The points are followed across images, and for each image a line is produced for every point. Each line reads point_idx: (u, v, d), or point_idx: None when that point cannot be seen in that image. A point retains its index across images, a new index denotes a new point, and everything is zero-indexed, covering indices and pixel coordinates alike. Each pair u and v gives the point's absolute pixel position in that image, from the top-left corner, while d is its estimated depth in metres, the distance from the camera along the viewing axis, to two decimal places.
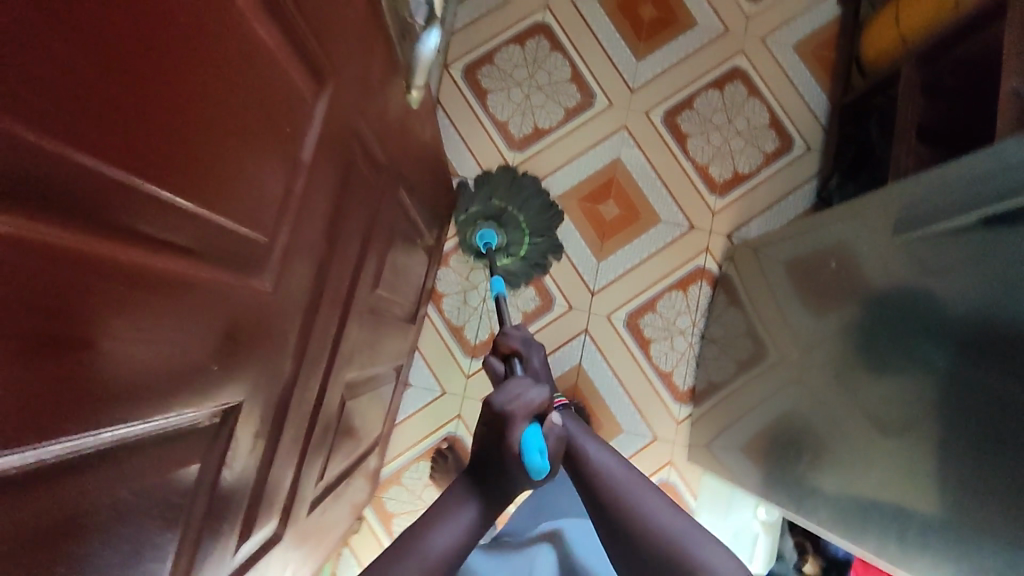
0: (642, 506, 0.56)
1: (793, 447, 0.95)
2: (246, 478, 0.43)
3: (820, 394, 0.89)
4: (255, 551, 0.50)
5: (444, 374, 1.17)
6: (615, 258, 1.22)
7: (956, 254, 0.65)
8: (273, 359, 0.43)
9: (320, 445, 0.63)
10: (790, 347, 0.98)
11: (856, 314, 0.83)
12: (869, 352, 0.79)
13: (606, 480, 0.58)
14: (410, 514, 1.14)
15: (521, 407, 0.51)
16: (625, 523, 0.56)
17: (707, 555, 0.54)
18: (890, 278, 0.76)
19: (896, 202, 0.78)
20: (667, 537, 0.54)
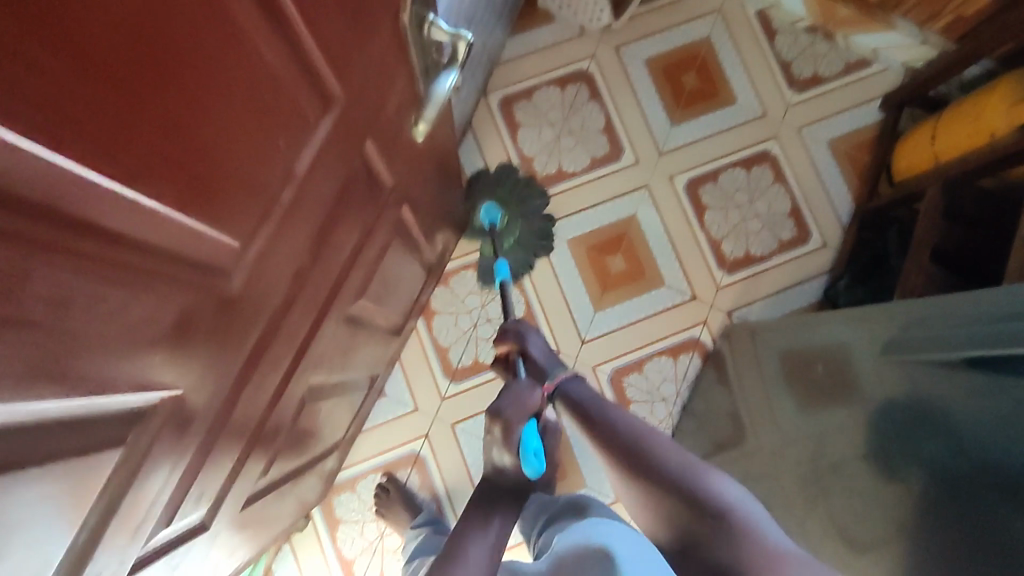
0: (643, 450, 0.55)
1: None
2: (179, 463, 0.43)
3: (795, 497, 0.87)
4: (176, 536, 0.50)
5: (420, 390, 1.17)
6: (612, 311, 1.21)
7: (949, 385, 0.64)
8: (230, 355, 0.43)
9: (270, 440, 0.63)
10: (769, 440, 0.97)
11: (837, 423, 0.82)
12: (846, 466, 0.77)
13: (613, 433, 0.59)
14: (356, 524, 1.12)
15: (517, 409, 0.61)
16: (631, 466, 0.55)
17: (716, 482, 0.51)
18: (875, 394, 0.76)
19: (896, 319, 0.77)
20: (671, 467, 0.53)
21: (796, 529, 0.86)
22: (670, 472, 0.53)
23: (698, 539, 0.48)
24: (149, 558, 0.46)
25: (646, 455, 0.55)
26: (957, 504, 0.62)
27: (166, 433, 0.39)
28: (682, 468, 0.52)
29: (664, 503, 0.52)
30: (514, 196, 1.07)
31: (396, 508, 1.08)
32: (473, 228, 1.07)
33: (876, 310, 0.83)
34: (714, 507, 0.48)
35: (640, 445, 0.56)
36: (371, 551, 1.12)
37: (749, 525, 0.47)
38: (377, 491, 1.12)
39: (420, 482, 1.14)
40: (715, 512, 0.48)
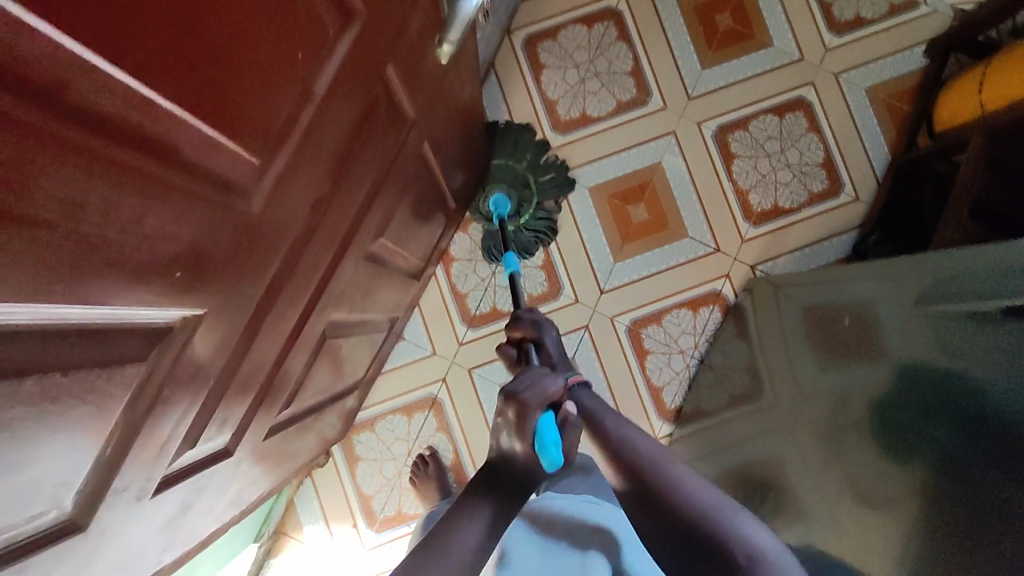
0: (665, 477, 0.52)
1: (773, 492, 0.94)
2: (202, 383, 0.44)
3: (809, 450, 0.87)
4: (202, 457, 0.51)
5: (438, 336, 1.18)
6: (633, 262, 1.19)
7: (975, 338, 0.63)
8: (253, 279, 0.43)
9: (291, 373, 0.63)
10: (787, 395, 0.97)
11: (862, 379, 0.81)
12: (872, 421, 0.77)
13: (629, 448, 0.55)
14: (375, 462, 1.15)
15: (536, 395, 0.54)
16: (649, 491, 0.52)
17: (743, 524, 0.48)
18: (906, 351, 0.74)
19: (929, 272, 0.75)
20: (698, 505, 0.49)
21: (815, 480, 0.85)
22: (697, 510, 0.49)
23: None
24: (177, 475, 0.47)
25: (669, 484, 0.51)
26: (973, 458, 0.61)
27: (191, 355, 0.40)
28: (709, 502, 0.49)
29: (682, 539, 0.49)
30: (524, 179, 1.09)
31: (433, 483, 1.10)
32: (482, 213, 1.08)
33: (906, 263, 0.81)
34: (747, 555, 0.47)
35: (663, 470, 0.52)
36: (390, 488, 1.15)
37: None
38: (416, 463, 1.14)
39: (437, 425, 1.16)
40: (746, 560, 0.47)
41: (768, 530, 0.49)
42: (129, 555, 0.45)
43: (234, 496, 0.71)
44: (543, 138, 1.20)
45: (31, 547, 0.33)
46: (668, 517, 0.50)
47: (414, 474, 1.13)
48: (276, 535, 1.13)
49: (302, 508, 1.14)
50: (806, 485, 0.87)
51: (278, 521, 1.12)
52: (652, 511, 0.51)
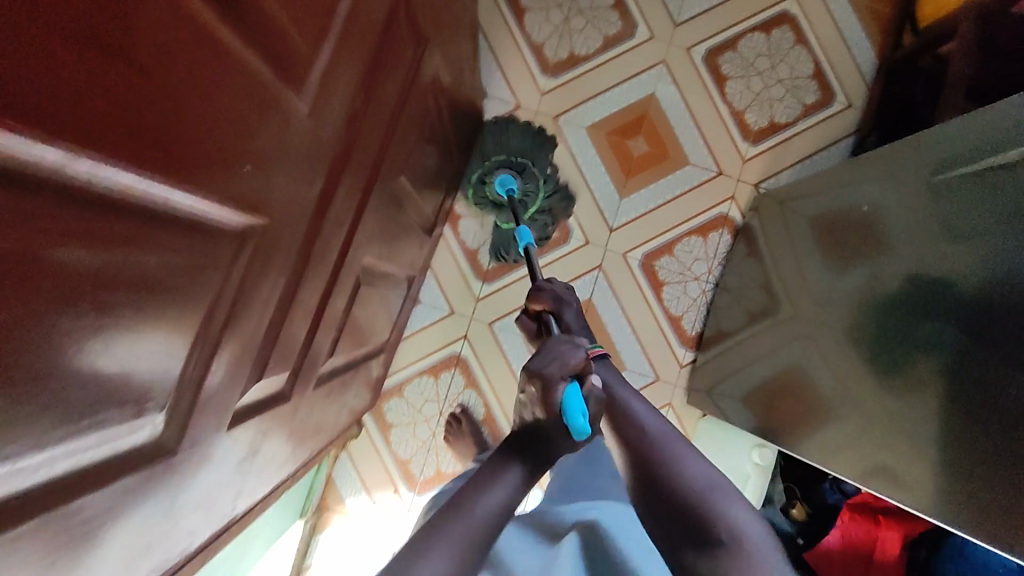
0: (668, 456, 0.59)
1: (807, 395, 0.95)
2: (264, 311, 0.43)
3: (834, 349, 0.89)
4: (265, 398, 0.50)
5: (454, 294, 1.17)
6: (639, 196, 1.19)
7: (981, 194, 0.63)
8: (304, 196, 0.43)
9: (336, 319, 0.62)
10: (807, 301, 0.98)
11: (882, 268, 0.81)
12: (893, 307, 0.77)
13: (639, 426, 0.63)
14: (409, 427, 1.15)
15: (557, 368, 0.57)
16: (650, 462, 0.60)
17: (733, 509, 0.55)
18: (919, 233, 0.74)
19: (933, 149, 0.74)
20: (696, 487, 0.56)
21: (843, 377, 0.86)
22: (693, 489, 0.56)
23: (691, 546, 0.55)
24: (246, 414, 0.46)
25: (665, 459, 0.59)
26: (991, 313, 0.62)
27: (249, 270, 0.39)
28: (701, 481, 0.57)
29: (670, 511, 0.57)
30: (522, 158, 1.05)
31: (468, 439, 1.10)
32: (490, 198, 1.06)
33: (908, 148, 0.81)
34: (727, 528, 0.54)
35: (663, 450, 0.60)
36: (426, 451, 1.14)
37: (752, 554, 0.52)
38: (449, 420, 1.14)
39: (465, 382, 1.16)
40: (726, 533, 0.54)
41: (755, 513, 0.56)
42: (206, 496, 0.45)
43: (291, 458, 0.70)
44: (534, 83, 1.18)
45: (112, 470, 0.32)
46: (662, 493, 0.58)
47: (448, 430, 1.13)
48: (320, 510, 1.13)
49: (342, 481, 1.14)
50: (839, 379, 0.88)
51: (320, 497, 1.12)
52: (649, 490, 0.59)
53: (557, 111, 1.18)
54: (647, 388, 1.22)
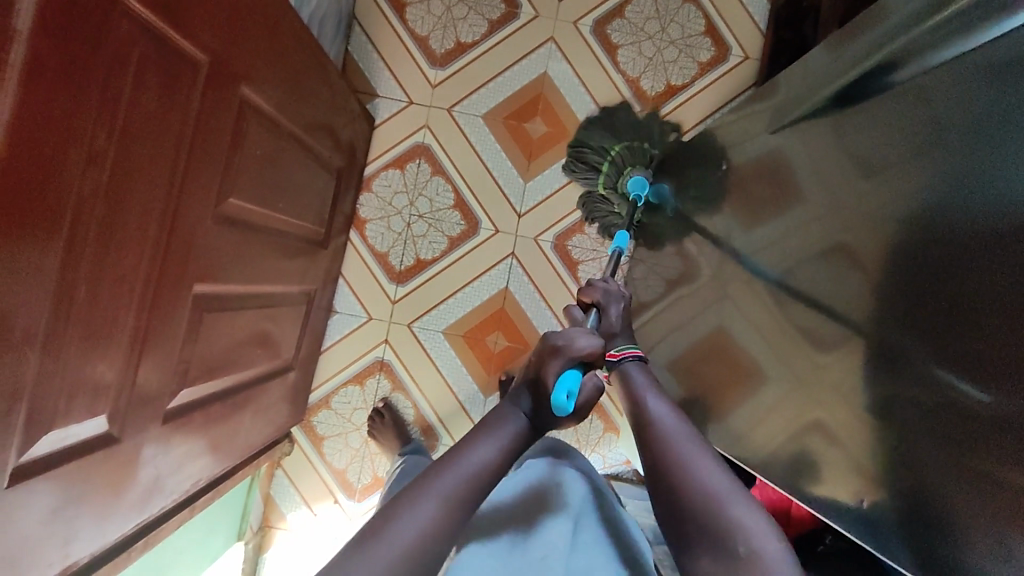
0: (677, 458, 0.55)
1: (721, 359, 0.94)
2: (25, 367, 0.43)
3: (748, 311, 0.87)
4: (77, 446, 0.50)
5: (369, 300, 1.16)
6: (542, 178, 1.17)
7: (897, 139, 0.61)
8: (42, 246, 0.42)
9: (175, 352, 0.62)
10: (719, 264, 0.96)
11: (784, 224, 0.80)
12: (795, 257, 0.76)
13: (658, 428, 0.58)
14: (341, 436, 1.15)
15: (567, 348, 0.56)
16: (662, 468, 0.55)
17: (744, 516, 0.50)
18: (824, 187, 0.72)
19: (838, 80, 0.74)
20: (705, 494, 0.51)
21: (752, 339, 0.85)
22: (703, 493, 0.52)
23: (707, 568, 0.50)
24: (46, 466, 0.47)
25: (681, 470, 0.53)
26: (909, 266, 0.58)
27: None
28: (717, 489, 0.52)
29: (685, 527, 0.52)
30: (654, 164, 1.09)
31: (389, 434, 1.09)
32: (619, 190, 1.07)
33: (813, 83, 0.80)
34: (746, 544, 0.49)
35: (675, 452, 0.55)
36: (360, 458, 1.15)
37: (773, 573, 0.47)
38: (372, 415, 1.13)
39: (391, 386, 1.16)
40: (736, 541, 0.49)
41: (776, 529, 0.50)
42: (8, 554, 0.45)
43: (173, 492, 0.70)
44: (422, 77, 1.16)
45: None
46: (675, 502, 0.53)
47: (371, 426, 1.12)
48: (263, 529, 1.14)
49: (281, 498, 1.15)
50: (747, 338, 0.87)
51: (260, 516, 1.13)
52: (662, 498, 0.54)
53: (449, 102, 1.17)
54: None
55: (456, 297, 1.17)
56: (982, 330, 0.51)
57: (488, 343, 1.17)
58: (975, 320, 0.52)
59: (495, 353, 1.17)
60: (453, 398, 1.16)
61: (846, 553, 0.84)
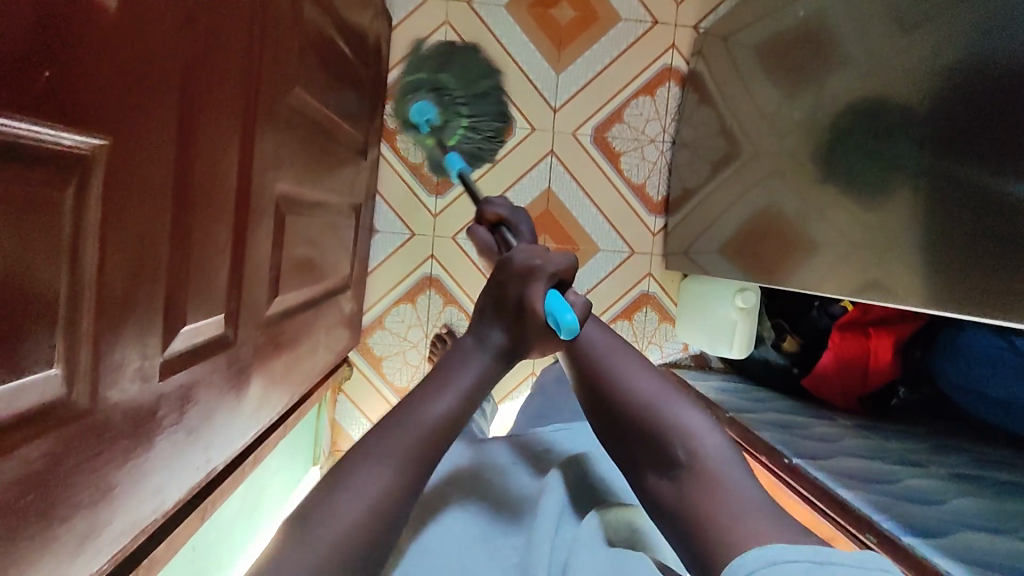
0: (604, 372, 0.47)
1: (772, 237, 0.90)
2: (159, 250, 0.40)
3: (795, 182, 0.84)
4: (203, 346, 0.47)
5: (410, 215, 1.12)
6: (575, 68, 1.12)
7: None
8: (159, 112, 0.39)
9: (267, 254, 0.59)
10: (763, 136, 0.92)
11: (832, 82, 0.76)
12: (846, 110, 0.72)
13: (581, 346, 0.49)
14: (399, 355, 1.14)
15: (545, 265, 0.47)
16: (591, 389, 0.48)
17: (682, 417, 0.44)
18: (866, 43, 0.69)
19: None
20: (637, 403, 0.45)
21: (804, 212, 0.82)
22: (637, 407, 0.45)
23: (653, 483, 0.44)
24: (184, 363, 0.44)
25: (610, 380, 0.47)
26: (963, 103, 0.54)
27: (118, 193, 0.35)
28: (652, 394, 0.45)
29: (627, 447, 0.46)
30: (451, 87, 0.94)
31: None
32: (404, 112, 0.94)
33: None
34: (687, 449, 0.43)
35: (604, 368, 0.47)
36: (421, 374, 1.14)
37: (720, 479, 0.41)
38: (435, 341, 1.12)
39: (443, 300, 1.14)
40: (678, 446, 0.43)
41: (721, 430, 0.44)
42: (160, 461, 0.43)
43: (273, 410, 0.68)
44: None
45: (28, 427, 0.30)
46: (610, 414, 0.46)
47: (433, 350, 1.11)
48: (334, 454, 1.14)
49: (347, 422, 1.14)
50: (798, 209, 0.83)
51: (331, 441, 1.13)
52: (596, 412, 0.48)
53: None
54: (624, 264, 1.17)
55: None
56: (1013, 154, 0.49)
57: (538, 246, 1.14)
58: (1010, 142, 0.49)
59: None
60: None
61: (918, 406, 0.86)
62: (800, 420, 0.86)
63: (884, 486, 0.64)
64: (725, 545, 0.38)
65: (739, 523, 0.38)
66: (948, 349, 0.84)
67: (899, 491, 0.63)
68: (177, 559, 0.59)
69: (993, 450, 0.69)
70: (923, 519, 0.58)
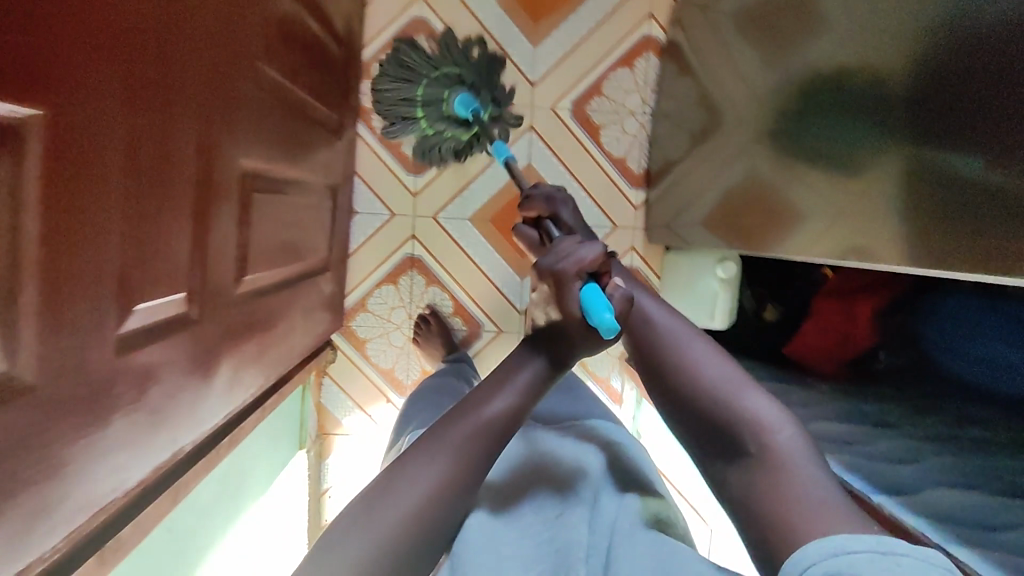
0: (683, 367, 0.58)
1: (755, 207, 0.89)
2: (110, 225, 0.39)
3: (773, 147, 0.83)
4: (163, 325, 0.46)
5: (390, 195, 1.11)
6: (553, 41, 1.10)
7: None
8: (102, 81, 0.37)
9: (233, 234, 0.58)
10: (740, 105, 0.91)
11: (807, 44, 0.74)
12: (822, 73, 0.71)
13: (658, 345, 0.60)
14: (383, 337, 1.14)
15: (572, 265, 0.51)
16: (668, 381, 0.58)
17: (751, 406, 0.52)
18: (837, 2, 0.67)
19: None
20: (711, 395, 0.55)
21: (783, 179, 0.81)
22: (710, 397, 0.54)
23: (724, 470, 0.52)
24: (140, 342, 0.43)
25: (685, 373, 0.57)
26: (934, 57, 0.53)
27: (57, 164, 0.34)
28: (723, 385, 0.55)
29: (705, 435, 0.55)
30: (456, 63, 0.92)
31: (437, 339, 1.09)
32: (454, 118, 0.93)
33: None
34: (758, 443, 0.50)
35: (681, 361, 0.58)
36: (406, 355, 1.14)
37: (785, 465, 0.49)
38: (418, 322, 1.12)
39: (426, 280, 1.13)
40: (749, 435, 0.51)
41: (791, 420, 0.51)
42: (118, 441, 0.42)
43: (247, 392, 0.68)
44: None
45: None
46: (686, 405, 0.56)
47: (417, 331, 1.11)
48: (321, 437, 1.14)
49: (333, 405, 1.14)
50: (778, 175, 0.82)
51: (317, 424, 1.13)
52: (672, 403, 0.58)
53: None
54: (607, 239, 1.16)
55: (479, 180, 1.12)
56: (992, 103, 0.48)
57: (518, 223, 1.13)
58: (990, 102, 0.48)
59: None
60: (492, 288, 1.14)
61: (901, 370, 0.82)
62: (783, 387, 0.85)
63: (858, 450, 0.65)
64: (788, 524, 0.45)
65: (811, 528, 0.44)
66: (939, 317, 0.81)
67: (876, 454, 0.63)
68: (151, 542, 0.59)
69: (980, 411, 0.68)
70: (899, 480, 0.57)
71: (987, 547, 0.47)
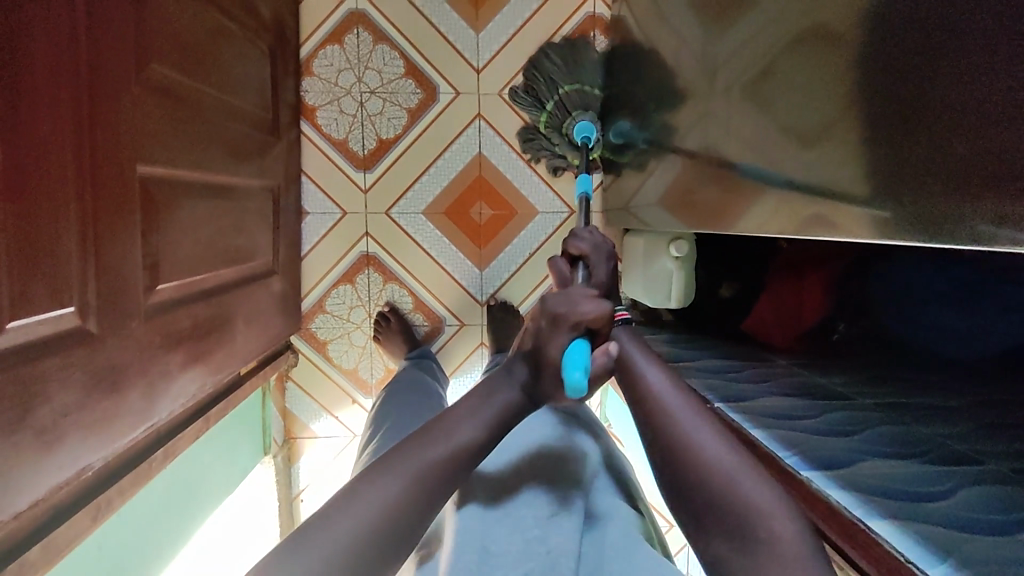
0: (677, 437, 0.48)
1: (685, 184, 0.84)
2: None
3: (695, 119, 0.78)
4: (50, 340, 0.46)
5: (340, 193, 1.09)
6: (495, 26, 1.08)
7: None
8: None
9: (138, 243, 0.57)
10: (668, 76, 0.87)
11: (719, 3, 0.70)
12: (729, 39, 0.67)
13: (651, 406, 0.50)
14: (344, 338, 1.12)
15: (569, 317, 0.50)
16: (660, 451, 0.48)
17: (754, 495, 0.43)
18: None
19: None
20: (712, 473, 0.45)
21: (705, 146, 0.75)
22: (710, 476, 0.45)
23: (721, 554, 0.43)
24: (21, 360, 0.43)
25: (680, 445, 0.47)
26: None
27: None
28: (725, 463, 0.45)
29: (701, 519, 0.45)
30: (570, 90, 1.04)
31: (397, 335, 1.07)
32: (569, 140, 1.04)
33: None
34: (767, 531, 0.42)
35: (677, 430, 0.48)
36: (368, 354, 1.13)
37: (796, 566, 0.40)
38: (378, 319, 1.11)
39: (384, 278, 1.12)
40: (757, 527, 0.42)
41: (798, 511, 0.43)
42: (0, 464, 0.41)
43: (177, 401, 0.67)
44: None
45: None
46: (680, 482, 0.46)
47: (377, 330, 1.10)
48: (289, 442, 1.13)
49: (298, 409, 1.13)
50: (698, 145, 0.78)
51: (283, 429, 1.12)
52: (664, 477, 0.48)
53: None
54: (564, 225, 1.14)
55: (429, 173, 1.10)
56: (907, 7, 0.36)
57: (472, 215, 1.12)
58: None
59: (482, 225, 1.12)
60: (451, 282, 1.13)
61: (857, 340, 0.78)
62: (738, 364, 0.82)
63: (793, 424, 0.62)
64: None
65: None
66: (891, 286, 0.78)
67: (808, 426, 0.61)
68: (78, 556, 0.58)
69: (934, 377, 0.66)
70: (827, 451, 0.56)
71: (913, 522, 0.45)
